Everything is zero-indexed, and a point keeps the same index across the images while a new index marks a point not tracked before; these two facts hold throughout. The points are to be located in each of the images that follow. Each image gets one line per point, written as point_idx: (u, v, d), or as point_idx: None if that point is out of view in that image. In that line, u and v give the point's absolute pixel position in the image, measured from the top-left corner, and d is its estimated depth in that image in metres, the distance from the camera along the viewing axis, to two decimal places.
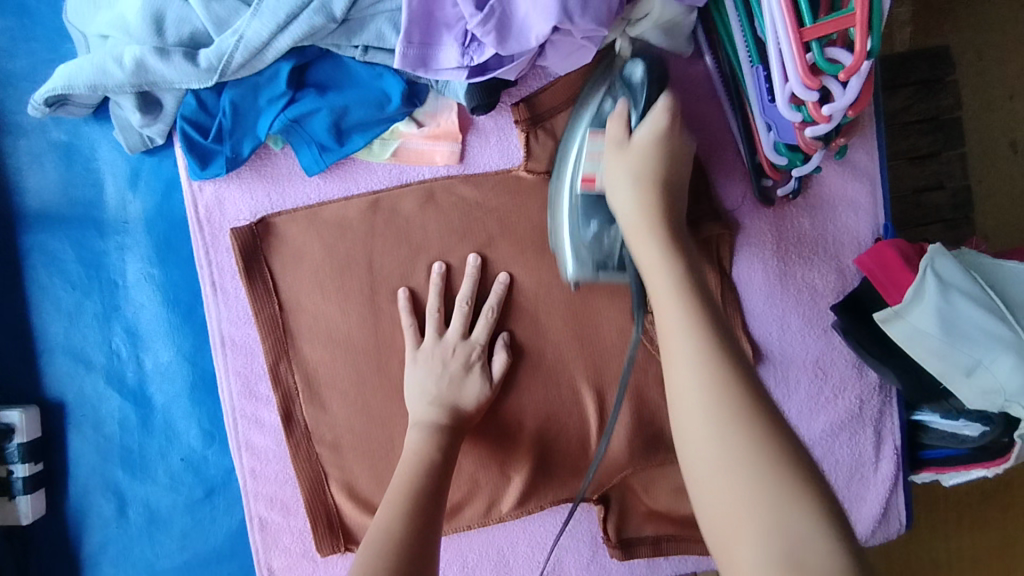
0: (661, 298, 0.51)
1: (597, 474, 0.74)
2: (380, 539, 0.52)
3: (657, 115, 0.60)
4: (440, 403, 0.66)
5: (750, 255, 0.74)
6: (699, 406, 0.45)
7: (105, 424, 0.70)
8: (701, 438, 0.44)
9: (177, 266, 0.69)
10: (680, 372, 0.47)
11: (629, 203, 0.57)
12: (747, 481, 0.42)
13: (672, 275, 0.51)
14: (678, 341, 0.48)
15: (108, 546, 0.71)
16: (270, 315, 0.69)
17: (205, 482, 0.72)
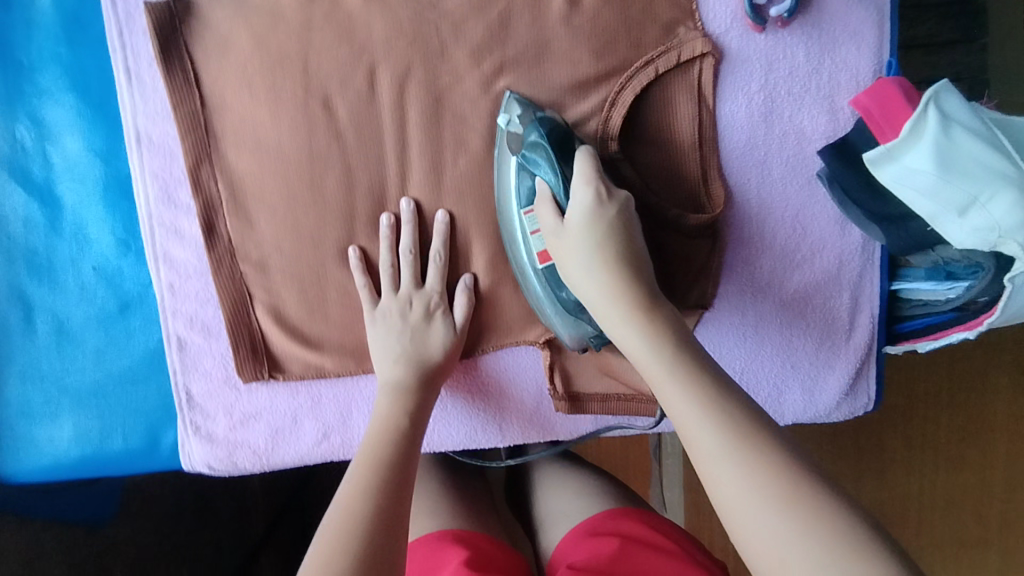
0: (657, 386, 0.46)
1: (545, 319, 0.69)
2: (338, 523, 0.48)
3: (585, 166, 0.56)
4: (407, 360, 0.63)
5: (734, 88, 0.66)
6: (722, 461, 0.41)
7: (8, 223, 0.64)
8: (732, 483, 0.40)
9: (88, 49, 0.62)
10: (697, 438, 0.42)
11: (589, 266, 0.53)
12: (734, 446, 0.41)
13: (673, 365, 0.46)
14: (625, 332, 0.50)
15: (14, 357, 0.66)
16: (190, 111, 0.62)
17: (120, 295, 0.66)
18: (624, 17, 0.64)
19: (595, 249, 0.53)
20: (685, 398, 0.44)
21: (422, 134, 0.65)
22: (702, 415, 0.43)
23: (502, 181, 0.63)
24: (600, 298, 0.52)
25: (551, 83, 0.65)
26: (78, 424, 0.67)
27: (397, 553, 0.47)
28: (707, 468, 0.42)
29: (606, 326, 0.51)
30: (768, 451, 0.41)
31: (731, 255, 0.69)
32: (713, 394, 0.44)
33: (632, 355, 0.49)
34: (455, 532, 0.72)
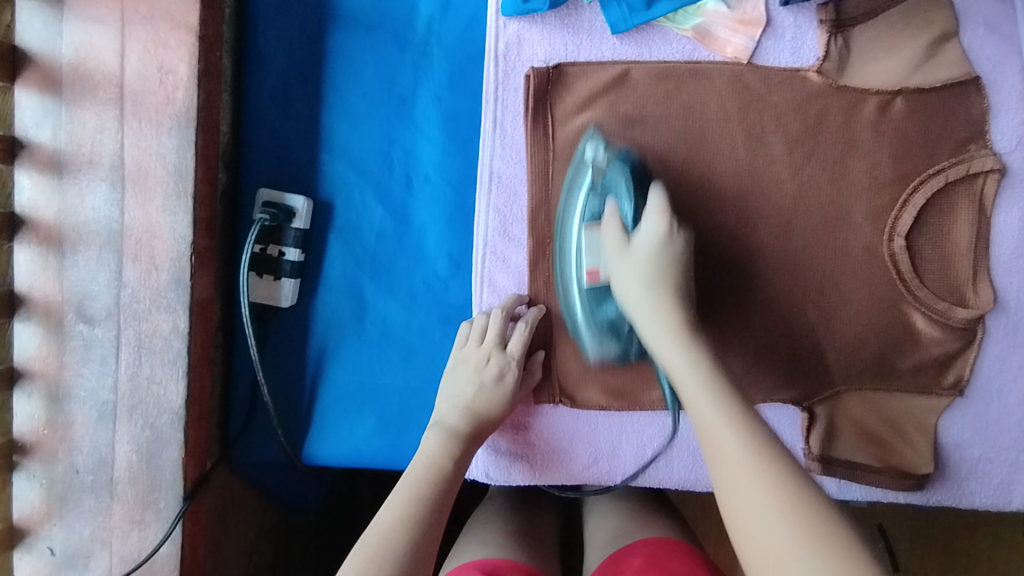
0: (692, 389, 0.56)
1: (812, 382, 0.75)
2: (396, 520, 0.58)
3: (655, 216, 0.65)
4: (467, 408, 0.68)
5: (1012, 201, 0.74)
6: (729, 456, 0.51)
7: (364, 234, 0.73)
8: (728, 446, 0.52)
9: (464, 95, 0.73)
10: (744, 498, 0.49)
11: (628, 277, 0.64)
12: (808, 535, 0.46)
13: (699, 377, 0.57)
14: (704, 407, 0.55)
15: (339, 350, 0.74)
16: (541, 160, 0.72)
17: (441, 309, 0.75)
18: (926, 127, 0.72)
19: (654, 276, 0.63)
20: (772, 488, 0.49)
21: (728, 206, 0.74)
22: (706, 395, 0.55)
23: (574, 184, 0.70)
24: (649, 306, 0.62)
25: (851, 176, 0.73)
26: (381, 417, 0.74)
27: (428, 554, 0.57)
28: (723, 479, 0.51)
29: (711, 449, 0.53)
30: (761, 446, 0.51)
31: (986, 349, 0.75)
32: (730, 408, 0.54)
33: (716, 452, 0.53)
34: (494, 561, 0.76)
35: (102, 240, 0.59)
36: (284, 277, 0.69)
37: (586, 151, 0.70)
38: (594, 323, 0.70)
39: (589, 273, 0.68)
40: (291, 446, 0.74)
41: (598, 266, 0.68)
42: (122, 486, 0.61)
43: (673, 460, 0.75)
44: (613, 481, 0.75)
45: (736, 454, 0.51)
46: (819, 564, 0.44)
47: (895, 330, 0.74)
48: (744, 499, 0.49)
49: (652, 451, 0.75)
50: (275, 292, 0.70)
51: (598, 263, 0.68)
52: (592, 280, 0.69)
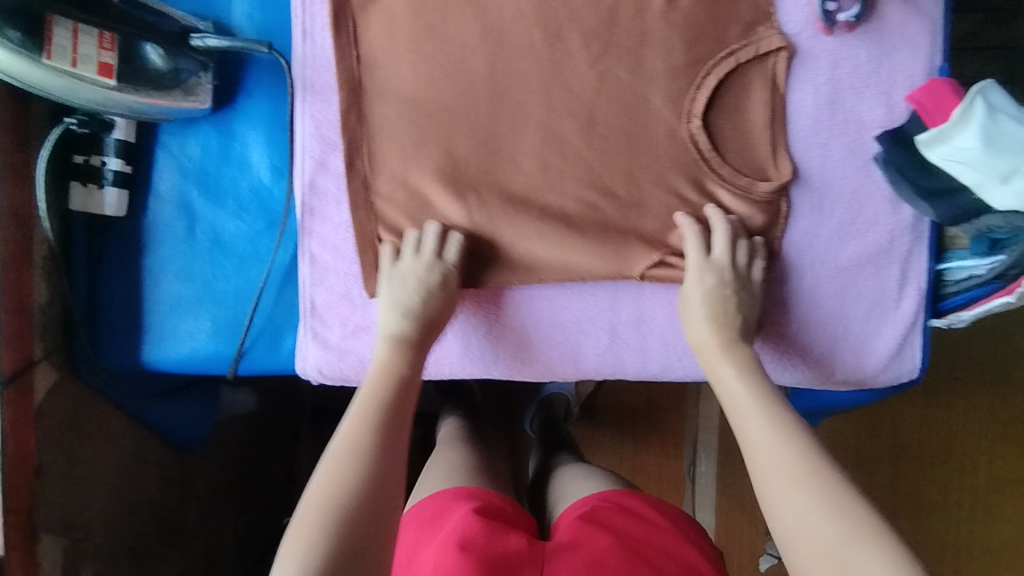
0: (797, 488, 0.56)
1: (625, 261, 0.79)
2: (363, 409, 0.64)
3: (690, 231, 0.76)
4: (410, 314, 0.72)
5: (804, 79, 0.77)
6: (782, 467, 0.58)
7: (189, 148, 0.78)
8: (775, 459, 0.59)
9: (275, 11, 0.77)
10: (764, 453, 0.60)
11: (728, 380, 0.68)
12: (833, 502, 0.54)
13: (754, 393, 0.65)
14: (762, 431, 0.62)
15: (172, 259, 0.78)
16: (348, 67, 0.76)
17: (268, 216, 0.79)
18: (713, 14, 0.76)
19: (709, 308, 0.73)
20: (841, 499, 0.54)
21: (533, 99, 0.77)
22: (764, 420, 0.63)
23: None
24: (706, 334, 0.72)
25: (647, 63, 0.77)
26: (216, 320, 0.79)
27: (390, 476, 0.58)
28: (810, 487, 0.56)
29: (753, 453, 0.61)
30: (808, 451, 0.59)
31: (792, 222, 0.79)
32: (795, 433, 0.61)
33: (759, 454, 0.61)
34: (470, 489, 0.77)
35: None
36: (108, 186, 0.74)
37: None
38: (52, 65, 0.62)
39: (105, 72, 0.65)
40: (133, 349, 0.79)
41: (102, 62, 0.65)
42: None
43: (497, 347, 0.79)
44: (443, 372, 0.80)
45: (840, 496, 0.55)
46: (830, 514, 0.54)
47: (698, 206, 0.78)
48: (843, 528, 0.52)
49: (477, 339, 0.79)
50: (99, 200, 0.74)
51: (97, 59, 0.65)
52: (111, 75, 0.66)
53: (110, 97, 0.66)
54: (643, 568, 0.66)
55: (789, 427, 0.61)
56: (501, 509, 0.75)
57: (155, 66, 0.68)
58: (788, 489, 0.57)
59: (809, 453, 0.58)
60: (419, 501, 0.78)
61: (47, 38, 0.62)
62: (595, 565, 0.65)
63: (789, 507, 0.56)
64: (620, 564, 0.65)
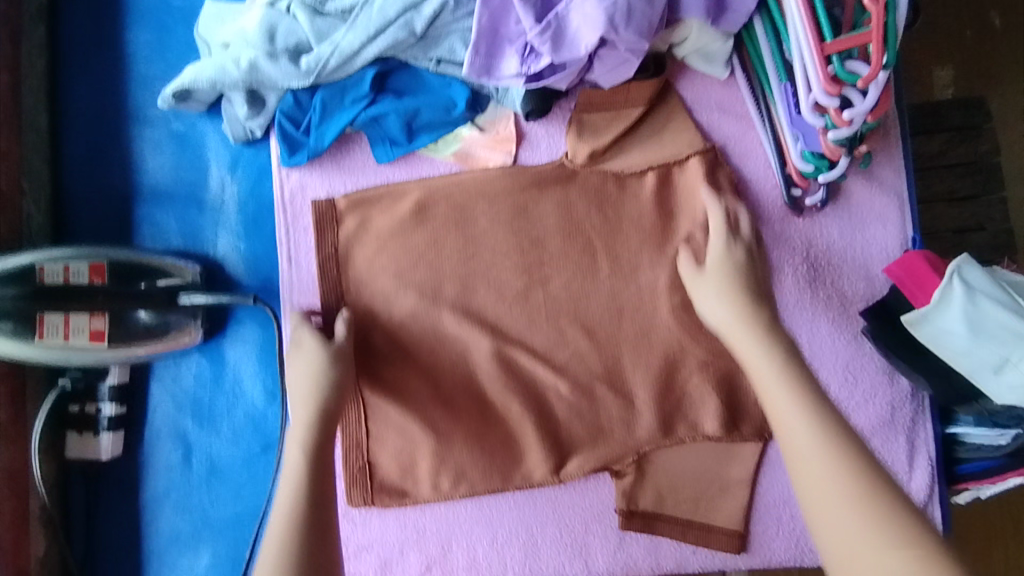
0: (815, 472, 0.52)
1: (614, 447, 0.78)
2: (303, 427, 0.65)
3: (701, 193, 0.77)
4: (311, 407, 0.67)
5: (781, 259, 0.78)
6: (809, 472, 0.53)
7: (183, 379, 0.79)
8: (805, 441, 0.54)
9: (260, 242, 0.80)
10: (783, 421, 0.57)
11: (728, 319, 0.69)
12: (834, 464, 0.52)
13: (788, 388, 0.59)
14: (784, 406, 0.58)
15: (169, 491, 0.77)
16: (333, 293, 0.78)
17: (263, 438, 0.79)
18: (683, 202, 0.79)
19: (732, 276, 0.72)
20: (834, 467, 0.52)
21: (511, 296, 0.79)
22: (807, 425, 0.55)
23: None
24: (755, 356, 0.64)
25: (620, 251, 0.79)
26: (215, 553, 0.77)
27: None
28: (808, 437, 0.55)
29: (785, 441, 0.56)
30: (816, 410, 0.56)
31: None
32: (810, 404, 0.57)
33: (784, 429, 0.57)
34: None
35: None
36: (102, 432, 0.74)
37: None
38: (48, 343, 0.67)
39: (94, 337, 0.69)
40: None
41: (93, 330, 0.69)
42: None
43: (504, 554, 0.78)
44: None
45: (829, 453, 0.53)
46: (850, 519, 0.49)
47: (689, 390, 0.78)
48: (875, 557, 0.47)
49: (483, 547, 0.78)
50: (94, 447, 0.74)
51: (87, 328, 0.68)
52: (100, 339, 0.69)
53: (104, 357, 0.70)
54: None
55: (800, 401, 0.57)
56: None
57: (142, 322, 0.70)
58: (807, 469, 0.53)
59: (817, 421, 0.56)
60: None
61: (37, 321, 0.67)
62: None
63: (817, 516, 0.51)
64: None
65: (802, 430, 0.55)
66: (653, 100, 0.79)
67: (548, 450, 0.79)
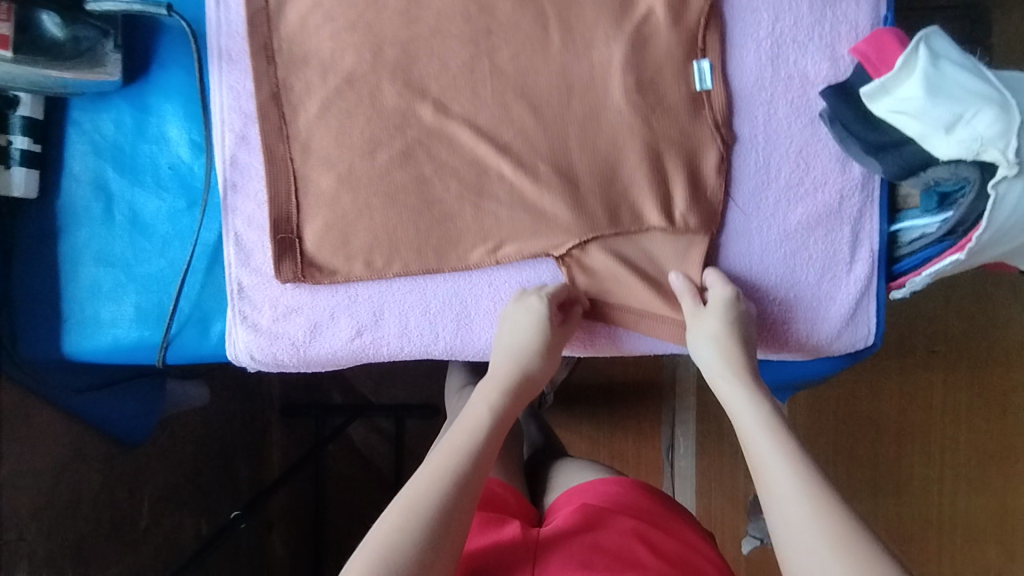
0: (744, 434, 0.62)
1: (555, 231, 0.75)
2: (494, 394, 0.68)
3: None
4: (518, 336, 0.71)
5: (744, 35, 0.74)
6: (747, 414, 0.63)
7: (102, 124, 0.74)
8: (748, 413, 0.63)
9: None
10: (742, 416, 0.63)
11: (709, 358, 0.70)
12: (768, 434, 0.60)
13: (751, 395, 0.64)
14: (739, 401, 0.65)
15: (90, 241, 0.74)
16: (264, 41, 0.72)
17: (189, 193, 0.75)
18: None
19: (721, 332, 0.70)
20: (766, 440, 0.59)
21: (456, 68, 0.74)
22: (752, 409, 0.63)
23: None
24: (720, 365, 0.69)
25: (575, 18, 0.73)
26: (139, 306, 0.75)
27: (460, 512, 0.55)
28: (753, 421, 0.62)
29: (733, 408, 0.65)
30: (767, 408, 0.63)
31: (738, 187, 0.75)
32: (771, 414, 0.62)
33: (734, 410, 0.65)
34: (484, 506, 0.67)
35: None
36: (15, 166, 0.70)
37: None
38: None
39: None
40: (50, 336, 0.74)
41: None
42: None
43: (436, 325, 0.76)
44: (380, 353, 0.77)
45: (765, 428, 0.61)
46: (776, 450, 0.58)
47: (638, 171, 0.74)
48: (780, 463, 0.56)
49: (415, 318, 0.76)
50: (6, 180, 0.70)
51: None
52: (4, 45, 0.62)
53: (8, 67, 0.64)
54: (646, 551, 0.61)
55: (759, 414, 0.62)
56: (500, 500, 0.71)
57: (53, 35, 0.65)
58: (744, 433, 0.62)
59: (769, 413, 0.62)
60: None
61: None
62: (591, 547, 0.60)
63: (757, 458, 0.59)
64: (620, 548, 0.60)
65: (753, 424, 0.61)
66: None
67: (485, 229, 0.75)
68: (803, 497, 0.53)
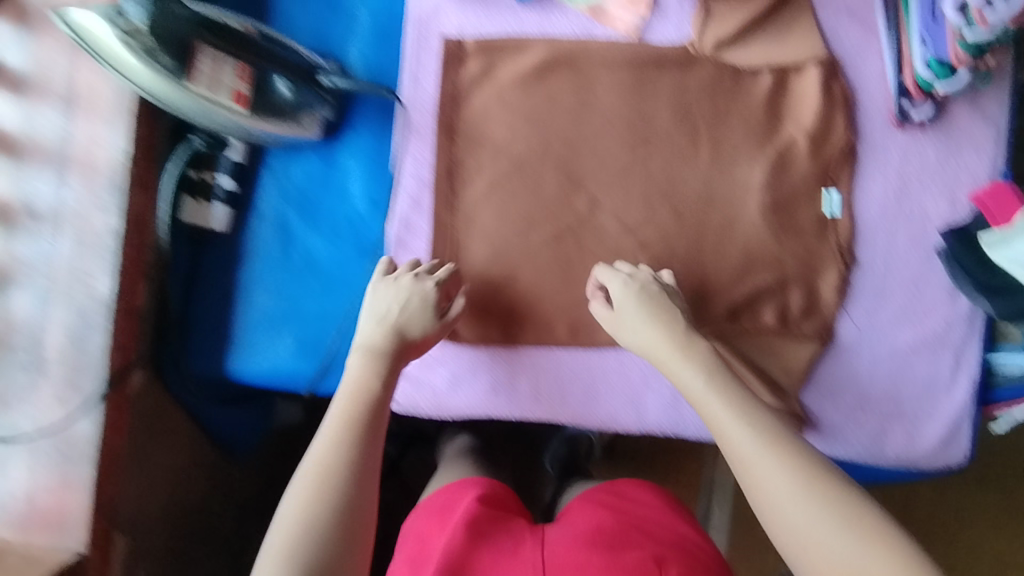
0: (740, 456, 0.62)
1: None
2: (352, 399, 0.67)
3: (810, 99, 0.80)
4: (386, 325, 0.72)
5: (874, 170, 0.82)
6: (737, 431, 0.62)
7: (292, 172, 0.83)
8: (735, 431, 0.62)
9: (388, 56, 0.82)
10: (732, 431, 0.63)
11: (648, 340, 0.72)
12: (775, 455, 0.60)
13: (732, 408, 0.64)
14: (721, 412, 0.64)
15: (265, 275, 0.82)
16: (447, 122, 0.81)
17: (359, 244, 0.83)
18: (794, 102, 0.81)
19: (647, 309, 0.72)
20: (789, 471, 0.59)
21: (611, 168, 0.82)
22: (735, 418, 0.63)
23: (114, 57, 0.65)
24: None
25: (726, 136, 0.82)
26: (298, 338, 0.82)
27: (363, 505, 0.62)
28: (745, 439, 0.62)
29: (716, 419, 0.64)
30: (756, 418, 0.63)
31: (855, 304, 0.82)
32: (768, 433, 0.62)
33: (714, 420, 0.64)
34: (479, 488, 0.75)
35: (50, 148, 0.69)
36: (217, 203, 0.79)
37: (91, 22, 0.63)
38: (202, 89, 0.68)
39: (236, 98, 0.70)
40: (215, 354, 0.82)
41: (236, 89, 0.70)
42: (51, 366, 0.69)
43: (564, 393, 0.83)
44: (509, 411, 0.83)
45: (764, 447, 0.61)
46: (786, 473, 0.59)
47: (765, 279, 0.81)
48: (793, 492, 0.58)
49: (545, 383, 0.83)
50: (207, 215, 0.79)
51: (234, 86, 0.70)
52: (241, 102, 0.71)
53: (239, 122, 0.72)
54: (634, 534, 0.67)
55: (748, 426, 0.62)
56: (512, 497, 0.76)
57: (283, 96, 0.74)
58: (740, 452, 0.62)
59: (763, 425, 0.62)
60: (425, 497, 0.78)
61: (194, 63, 0.67)
62: (591, 531, 0.67)
63: (761, 483, 0.60)
64: (616, 533, 0.67)
65: (739, 432, 0.62)
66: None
67: None
68: (840, 522, 0.56)
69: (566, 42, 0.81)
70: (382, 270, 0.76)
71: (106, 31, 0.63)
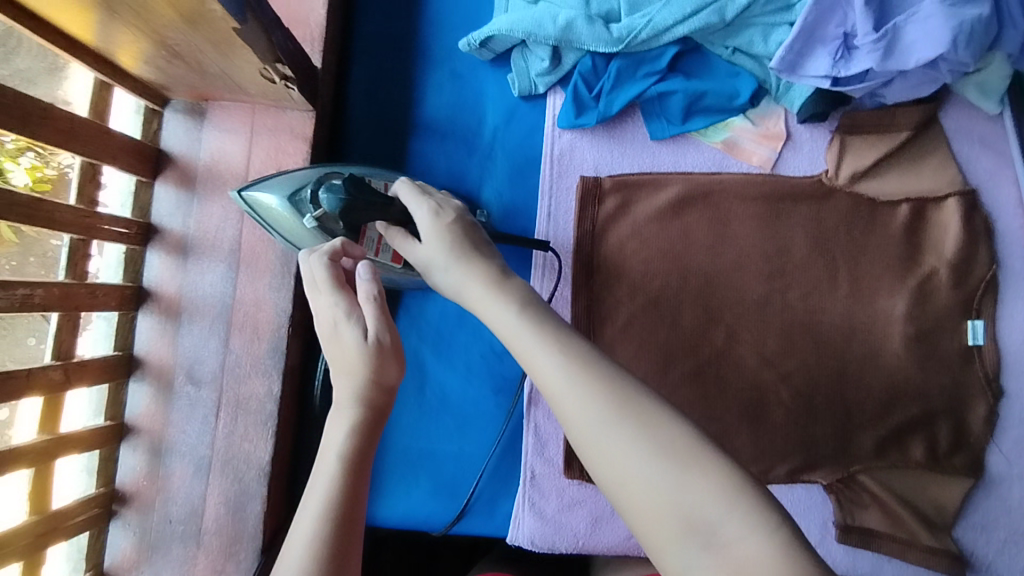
0: (594, 440, 0.42)
1: (829, 462, 0.80)
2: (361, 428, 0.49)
3: (951, 230, 0.80)
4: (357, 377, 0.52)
5: (1018, 298, 0.81)
6: (612, 437, 0.41)
7: (428, 311, 0.82)
8: (583, 409, 0.43)
9: (523, 195, 0.82)
10: (570, 408, 0.44)
11: (519, 328, 0.50)
12: (626, 445, 0.41)
13: (574, 370, 0.45)
14: (545, 357, 0.47)
15: (403, 415, 0.81)
16: (586, 259, 0.81)
17: (495, 382, 0.82)
18: (933, 231, 0.81)
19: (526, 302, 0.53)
20: (646, 469, 0.39)
21: (750, 301, 0.81)
22: (565, 378, 0.45)
23: (276, 225, 0.66)
24: (467, 287, 0.56)
25: (864, 266, 0.81)
26: (436, 481, 0.81)
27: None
28: (591, 425, 0.42)
29: (570, 408, 0.44)
30: (562, 371, 0.45)
31: (1005, 435, 0.80)
32: (627, 401, 0.43)
33: (553, 399, 0.45)
34: None
35: (214, 314, 0.69)
36: None
37: (269, 198, 0.65)
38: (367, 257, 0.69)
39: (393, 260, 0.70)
40: None
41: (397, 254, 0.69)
42: (208, 537, 0.67)
43: None
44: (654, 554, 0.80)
45: (609, 413, 0.42)
46: (650, 461, 0.40)
47: (913, 412, 0.80)
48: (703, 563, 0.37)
49: None
50: None
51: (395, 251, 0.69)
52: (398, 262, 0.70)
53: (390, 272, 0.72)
54: None
55: (589, 384, 0.44)
56: None
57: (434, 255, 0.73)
58: (585, 435, 0.42)
59: (622, 391, 0.43)
60: None
61: (362, 233, 0.67)
62: None
63: (620, 473, 0.40)
64: None
65: (572, 403, 0.43)
66: (920, 128, 0.81)
67: (763, 451, 0.80)
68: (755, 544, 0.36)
69: (701, 177, 0.82)
70: (430, 214, 0.59)
71: (278, 202, 0.65)
